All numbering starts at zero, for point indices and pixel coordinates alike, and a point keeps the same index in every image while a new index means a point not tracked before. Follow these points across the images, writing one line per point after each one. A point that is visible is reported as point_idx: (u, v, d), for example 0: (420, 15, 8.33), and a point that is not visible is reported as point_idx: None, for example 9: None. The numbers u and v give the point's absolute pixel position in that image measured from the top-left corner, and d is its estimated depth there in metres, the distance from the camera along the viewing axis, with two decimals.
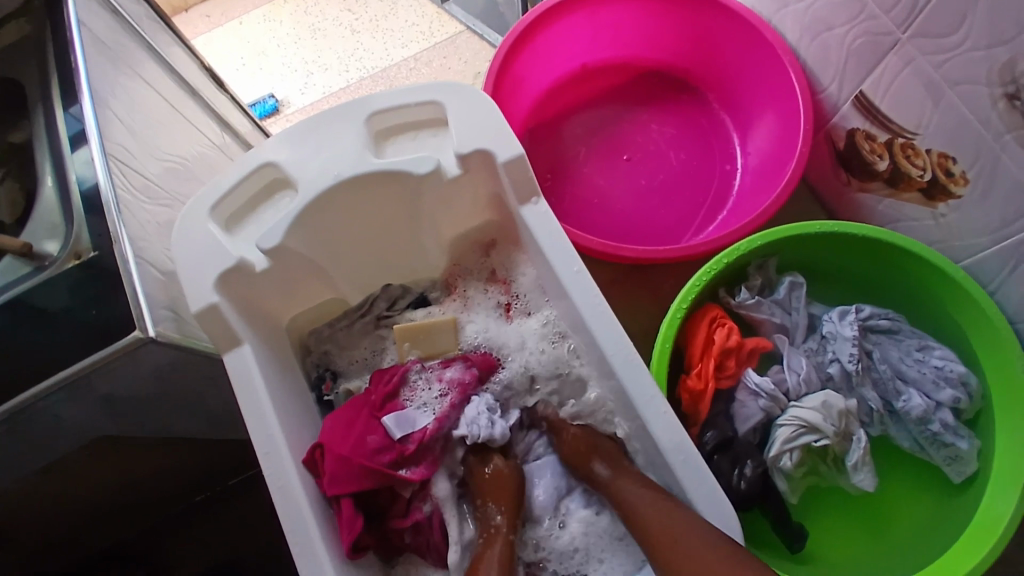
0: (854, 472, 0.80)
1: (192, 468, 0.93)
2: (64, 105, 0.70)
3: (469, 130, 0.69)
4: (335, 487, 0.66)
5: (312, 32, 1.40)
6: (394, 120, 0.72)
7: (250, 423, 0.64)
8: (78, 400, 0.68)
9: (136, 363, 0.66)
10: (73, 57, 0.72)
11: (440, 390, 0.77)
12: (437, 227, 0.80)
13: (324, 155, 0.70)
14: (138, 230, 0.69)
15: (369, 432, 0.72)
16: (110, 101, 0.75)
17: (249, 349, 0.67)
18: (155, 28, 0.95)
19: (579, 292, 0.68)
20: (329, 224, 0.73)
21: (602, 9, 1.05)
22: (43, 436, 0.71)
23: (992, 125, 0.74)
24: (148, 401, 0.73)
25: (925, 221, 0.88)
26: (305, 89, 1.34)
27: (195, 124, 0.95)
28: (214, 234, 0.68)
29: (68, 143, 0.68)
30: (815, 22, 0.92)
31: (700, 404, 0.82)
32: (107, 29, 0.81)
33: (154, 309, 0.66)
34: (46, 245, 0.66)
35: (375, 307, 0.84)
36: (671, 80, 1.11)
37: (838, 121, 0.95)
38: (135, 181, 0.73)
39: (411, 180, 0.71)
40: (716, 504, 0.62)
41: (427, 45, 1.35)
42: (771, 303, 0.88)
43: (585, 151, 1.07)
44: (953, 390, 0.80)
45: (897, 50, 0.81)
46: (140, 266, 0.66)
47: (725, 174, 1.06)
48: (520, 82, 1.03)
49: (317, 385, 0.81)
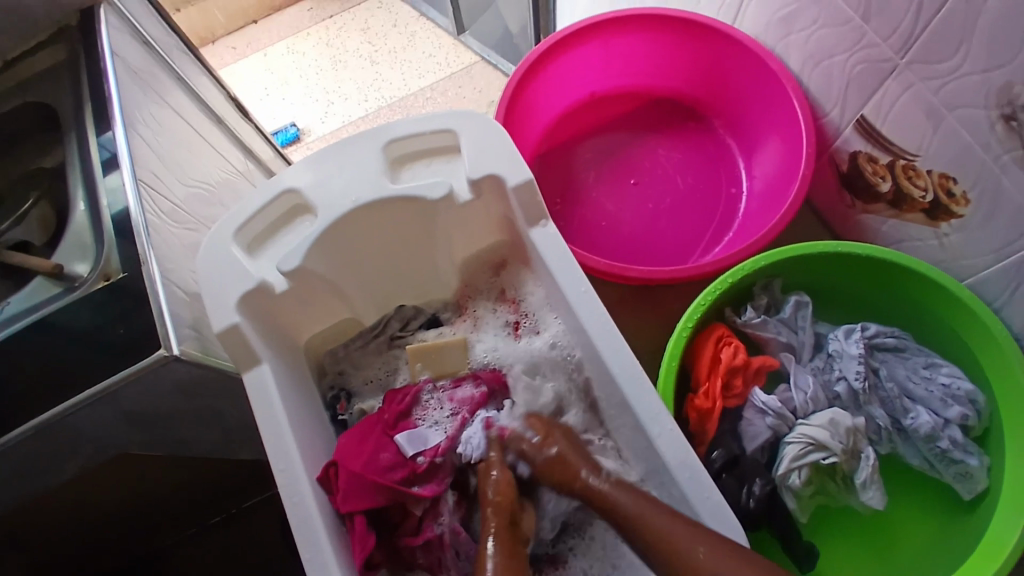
0: (862, 489, 0.81)
1: (211, 485, 0.95)
2: (97, 132, 0.74)
3: (480, 156, 0.72)
4: (347, 503, 0.68)
5: (332, 64, 1.45)
6: (406, 149, 0.75)
7: (267, 440, 0.67)
8: (104, 415, 0.71)
9: (158, 381, 0.69)
10: (107, 87, 0.76)
11: (452, 409, 0.79)
12: (449, 249, 0.83)
13: (341, 182, 0.73)
14: (165, 251, 0.72)
15: (381, 448, 0.74)
16: (141, 127, 0.79)
17: (267, 368, 0.70)
18: (183, 61, 0.99)
19: (586, 311, 0.70)
20: (345, 247, 0.76)
21: (611, 39, 1.08)
22: (69, 450, 0.74)
23: (991, 147, 0.76)
24: (169, 417, 0.76)
25: (929, 242, 0.89)
26: (324, 119, 1.39)
27: (221, 153, 0.99)
28: (238, 257, 0.71)
29: (101, 167, 0.72)
30: (817, 49, 0.93)
31: (707, 425, 0.83)
32: (138, 62, 0.86)
33: (179, 328, 0.69)
34: (76, 267, 0.70)
35: (388, 328, 0.87)
36: (678, 107, 1.15)
37: (841, 144, 0.97)
38: (163, 205, 0.77)
39: (424, 204, 0.74)
40: (720, 517, 0.63)
41: (442, 76, 1.39)
42: (778, 322, 0.89)
43: (594, 175, 1.10)
44: (961, 407, 0.80)
45: (897, 75, 0.83)
46: (167, 286, 0.69)
47: (732, 197, 1.08)
48: (532, 110, 1.07)
49: (333, 404, 0.83)
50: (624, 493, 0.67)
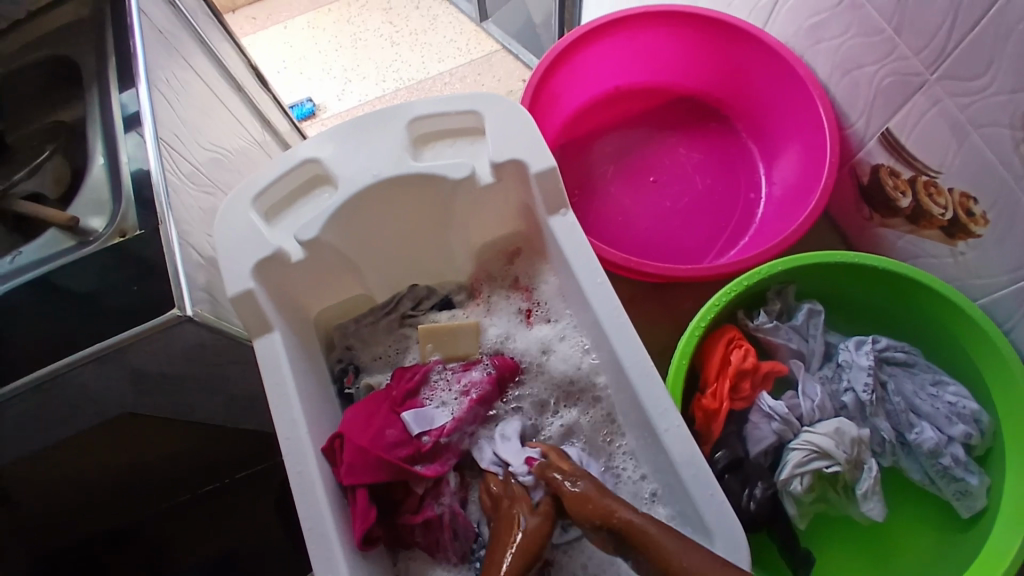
0: (863, 499, 0.81)
1: (208, 452, 0.94)
2: (119, 89, 0.74)
3: (507, 140, 0.72)
4: (350, 477, 0.68)
5: (352, 42, 1.44)
6: (433, 128, 0.75)
7: (274, 407, 0.66)
8: (110, 373, 0.71)
9: (168, 342, 0.69)
10: (132, 44, 0.75)
11: (460, 390, 0.79)
12: (467, 232, 0.83)
13: (365, 155, 0.72)
14: (182, 214, 0.72)
15: (388, 425, 0.74)
16: (163, 87, 0.78)
17: (278, 335, 0.69)
18: (207, 24, 0.99)
19: (601, 302, 0.70)
20: (364, 220, 0.75)
21: (639, 34, 1.08)
22: (71, 405, 0.73)
23: (1015, 168, 0.76)
24: (174, 380, 0.75)
25: (944, 258, 0.89)
26: (341, 96, 1.38)
27: (239, 119, 0.98)
28: (256, 224, 0.70)
29: (122, 124, 0.71)
30: (845, 59, 0.93)
31: (712, 425, 0.83)
32: (164, 20, 0.85)
33: (193, 290, 0.68)
34: (90, 221, 0.70)
35: (400, 306, 0.86)
36: (699, 108, 1.14)
37: (863, 156, 0.97)
38: (182, 167, 0.76)
39: (446, 184, 0.74)
40: (726, 525, 0.63)
41: (463, 61, 1.39)
42: (789, 328, 0.89)
43: (612, 170, 1.10)
44: (965, 426, 0.81)
45: (925, 90, 0.83)
46: (182, 248, 0.69)
47: (749, 202, 1.07)
48: (555, 100, 1.06)
49: (340, 377, 0.83)
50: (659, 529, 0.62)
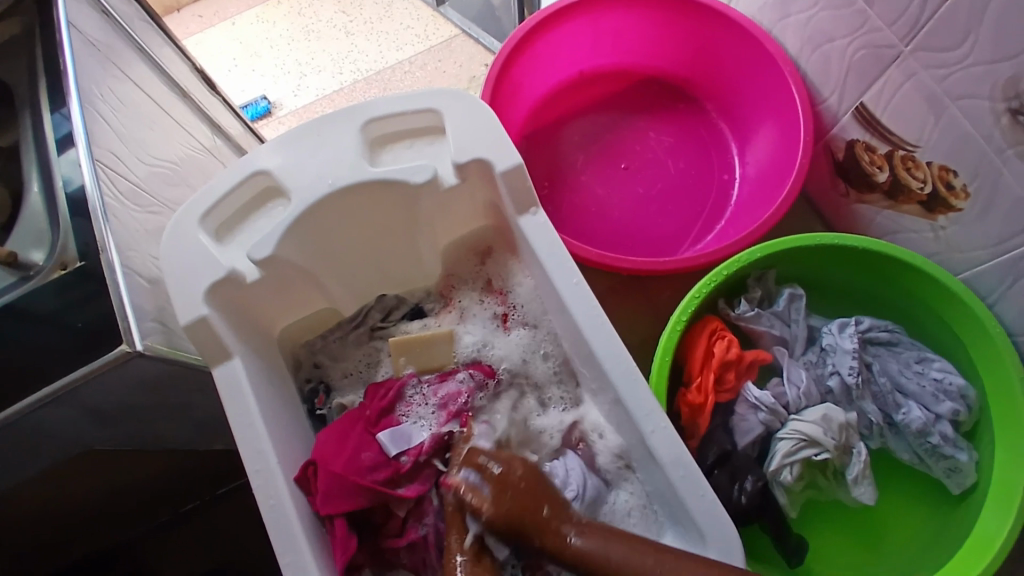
0: (854, 485, 0.80)
1: (183, 474, 0.90)
2: (50, 109, 0.68)
3: (467, 139, 0.68)
4: (327, 506, 0.65)
5: (306, 34, 1.38)
6: (391, 127, 0.71)
7: (241, 440, 0.63)
8: (64, 412, 0.66)
9: (124, 376, 0.64)
10: (62, 60, 0.70)
11: (436, 406, 0.76)
12: (433, 234, 0.79)
13: (318, 162, 0.68)
14: (124, 237, 0.67)
15: (363, 448, 0.71)
16: (98, 103, 0.72)
17: (239, 362, 0.66)
18: (146, 31, 0.93)
19: (576, 303, 0.67)
20: (323, 234, 0.72)
21: (601, 15, 1.04)
22: (28, 448, 0.69)
23: (994, 140, 0.74)
24: (136, 411, 0.71)
25: (924, 233, 0.87)
26: (297, 92, 1.32)
27: (186, 128, 0.93)
28: (205, 244, 0.66)
29: (55, 147, 0.66)
30: (816, 33, 0.91)
31: (699, 419, 0.81)
32: (97, 30, 0.79)
33: (142, 321, 0.64)
34: (32, 254, 0.64)
35: (370, 317, 0.83)
36: (667, 87, 1.11)
37: (837, 132, 0.94)
38: (121, 187, 0.71)
39: (407, 189, 0.70)
40: (717, 523, 0.61)
41: (422, 49, 1.33)
42: (770, 315, 0.87)
43: (583, 158, 1.06)
44: (953, 403, 0.80)
45: (900, 63, 0.80)
46: (127, 275, 0.64)
47: (724, 183, 1.05)
48: (519, 89, 1.02)
49: (310, 399, 0.80)
50: (611, 545, 0.62)
